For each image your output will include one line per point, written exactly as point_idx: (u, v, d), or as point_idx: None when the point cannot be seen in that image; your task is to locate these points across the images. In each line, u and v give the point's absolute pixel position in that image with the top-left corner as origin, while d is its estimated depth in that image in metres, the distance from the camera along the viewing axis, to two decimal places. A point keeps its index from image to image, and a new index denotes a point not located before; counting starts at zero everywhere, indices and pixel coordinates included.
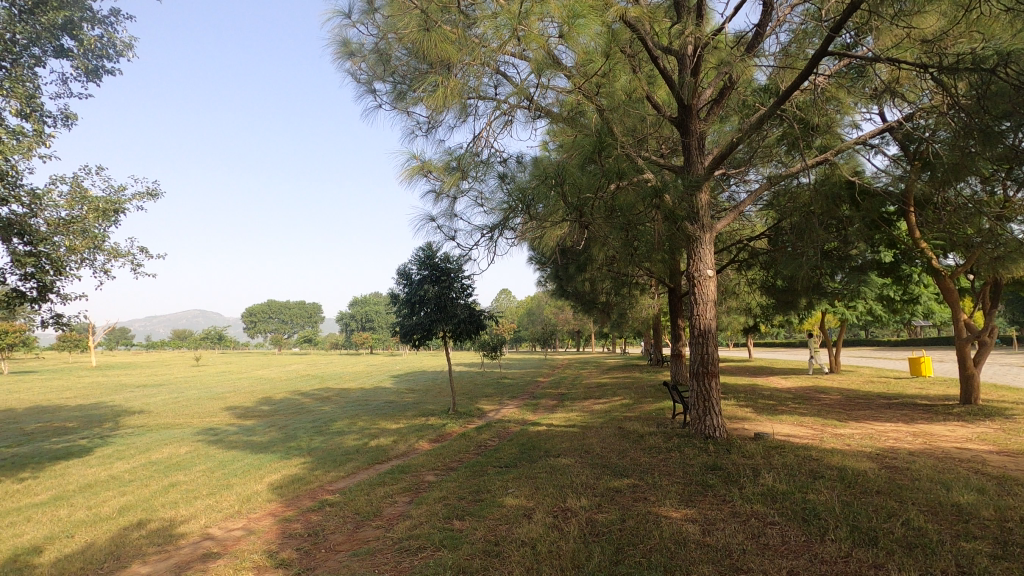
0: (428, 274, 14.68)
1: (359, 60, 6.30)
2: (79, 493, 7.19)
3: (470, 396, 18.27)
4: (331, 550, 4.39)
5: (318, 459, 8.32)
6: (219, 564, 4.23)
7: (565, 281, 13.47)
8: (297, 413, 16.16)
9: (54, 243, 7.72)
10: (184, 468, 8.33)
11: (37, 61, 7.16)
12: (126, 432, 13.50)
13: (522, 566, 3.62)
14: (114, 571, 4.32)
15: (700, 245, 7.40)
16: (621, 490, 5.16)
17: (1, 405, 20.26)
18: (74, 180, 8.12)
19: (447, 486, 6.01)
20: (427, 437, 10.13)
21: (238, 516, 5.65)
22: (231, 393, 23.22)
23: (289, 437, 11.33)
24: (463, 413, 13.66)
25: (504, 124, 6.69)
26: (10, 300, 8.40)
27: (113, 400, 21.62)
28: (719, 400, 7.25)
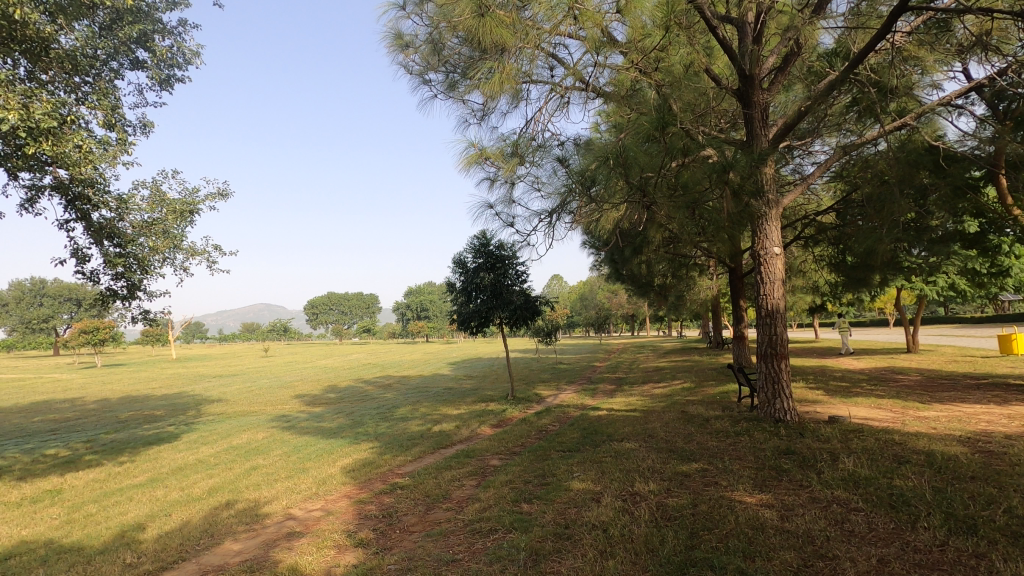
0: (483, 262, 14.86)
1: (412, 52, 6.34)
2: (172, 475, 7.77)
3: (528, 381, 18.40)
4: (406, 531, 4.55)
5: (386, 444, 8.62)
6: (303, 543, 4.48)
7: (620, 264, 13.24)
8: (362, 400, 16.78)
9: (139, 244, 8.27)
10: (262, 452, 8.84)
11: (116, 74, 7.66)
12: (208, 419, 14.45)
13: (596, 549, 3.63)
14: (210, 547, 4.65)
15: (767, 222, 7.12)
16: (690, 475, 5.08)
17: (97, 395, 22.11)
18: (154, 184, 8.66)
19: (512, 470, 6.09)
20: (489, 422, 10.28)
21: (317, 497, 5.94)
22: (300, 382, 24.44)
23: (356, 423, 11.80)
24: (522, 399, 13.78)
25: (559, 106, 6.63)
26: (103, 299, 9.08)
27: (194, 390, 23.17)
28: (789, 382, 6.96)
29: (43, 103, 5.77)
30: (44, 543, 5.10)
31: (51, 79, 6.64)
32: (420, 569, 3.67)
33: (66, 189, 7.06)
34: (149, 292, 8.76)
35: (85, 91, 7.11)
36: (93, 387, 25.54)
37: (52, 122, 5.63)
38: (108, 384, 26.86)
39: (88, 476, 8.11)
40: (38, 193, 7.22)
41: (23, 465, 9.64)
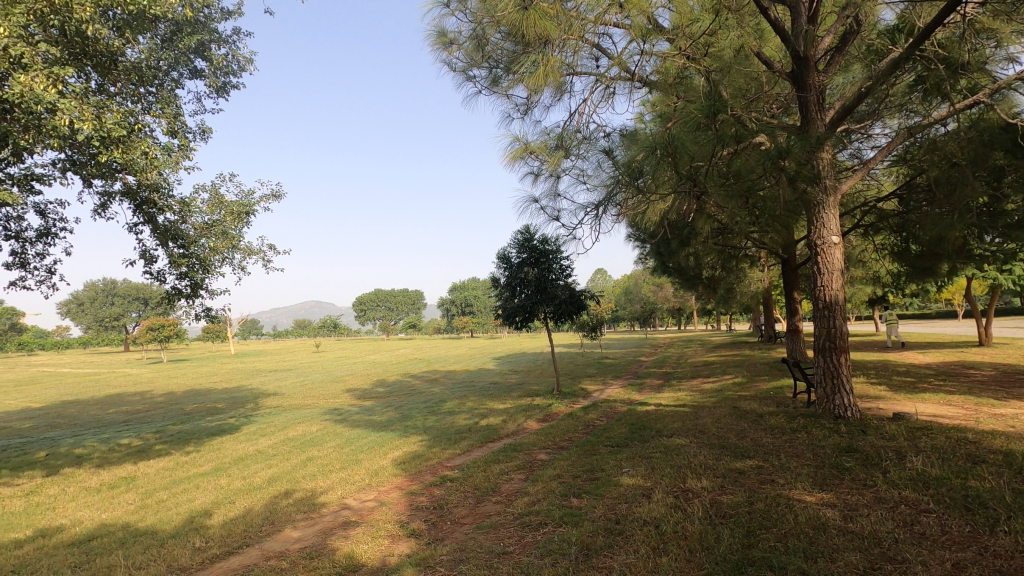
0: (527, 257, 14.88)
1: (455, 49, 6.38)
2: (235, 465, 8.16)
3: (573, 376, 18.33)
4: (456, 523, 4.62)
5: (435, 437, 8.77)
6: (358, 532, 4.61)
7: (667, 257, 12.95)
8: (410, 394, 17.14)
9: (201, 245, 8.69)
10: (317, 444, 9.14)
11: (177, 83, 8.05)
12: (266, 412, 15.10)
13: (648, 545, 3.59)
14: (271, 534, 4.85)
15: (824, 209, 6.84)
16: (744, 472, 4.94)
17: (164, 389, 23.47)
18: (213, 187, 9.06)
19: (560, 465, 6.07)
20: (535, 416, 10.31)
21: (370, 488, 6.11)
22: (350, 376, 25.18)
23: (405, 416, 12.05)
24: (567, 393, 13.73)
25: (605, 97, 6.54)
26: (169, 298, 9.59)
27: (253, 384, 24.22)
28: (849, 377, 6.65)
29: (113, 114, 6.13)
30: (121, 527, 5.45)
31: (119, 91, 7.04)
32: (472, 561, 3.72)
33: (135, 195, 7.49)
34: (211, 291, 9.19)
35: (150, 101, 7.50)
36: (160, 381, 27.12)
37: (122, 131, 5.97)
38: (174, 378, 28.43)
39: (159, 465, 8.62)
40: (110, 198, 7.69)
41: (101, 453, 10.33)
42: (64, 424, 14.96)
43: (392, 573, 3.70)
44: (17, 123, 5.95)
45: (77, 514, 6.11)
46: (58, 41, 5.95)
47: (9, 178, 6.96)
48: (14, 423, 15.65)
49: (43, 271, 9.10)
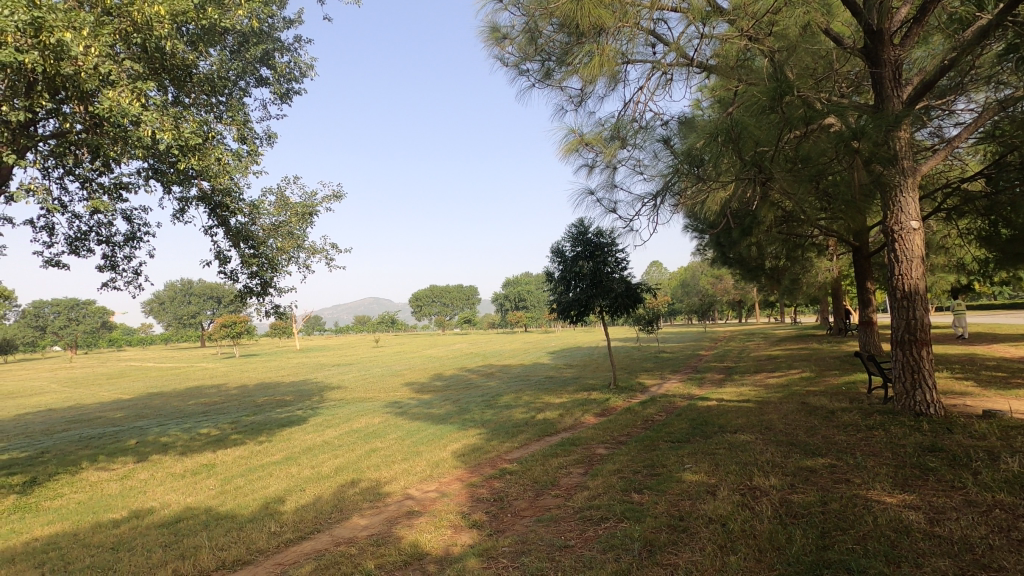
0: (582, 250, 14.76)
1: (507, 44, 6.36)
2: (304, 454, 8.55)
3: (630, 370, 18.07)
4: (517, 515, 4.66)
5: (493, 430, 8.87)
6: (422, 521, 4.74)
7: (727, 248, 12.51)
8: (466, 388, 17.41)
9: (269, 245, 9.13)
10: (380, 436, 9.44)
11: (244, 91, 8.44)
12: (330, 404, 15.72)
13: (714, 543, 3.49)
14: (340, 521, 5.06)
15: (901, 192, 6.42)
16: (816, 470, 4.72)
17: (237, 382, 24.87)
18: (279, 190, 9.47)
19: (619, 460, 6.00)
20: (593, 411, 10.24)
21: (432, 479, 6.26)
22: (409, 370, 25.86)
23: (463, 410, 12.25)
24: (624, 388, 13.53)
25: (662, 84, 6.38)
26: (241, 296, 10.14)
27: (317, 378, 25.29)
28: (931, 372, 6.22)
29: (190, 123, 6.52)
30: (205, 510, 5.83)
31: (194, 101, 7.47)
32: (534, 553, 3.74)
33: (210, 200, 7.94)
34: (279, 289, 9.64)
35: (221, 110, 7.92)
36: (233, 375, 28.79)
37: (198, 139, 6.34)
38: (246, 372, 30.11)
39: (235, 453, 9.16)
40: (187, 203, 8.19)
41: (183, 441, 11.07)
42: (151, 414, 16.14)
43: (456, 562, 3.78)
44: (107, 136, 6.43)
45: (165, 498, 6.58)
46: (140, 57, 6.36)
47: (99, 186, 7.54)
48: (108, 413, 17.03)
49: (129, 273, 9.82)
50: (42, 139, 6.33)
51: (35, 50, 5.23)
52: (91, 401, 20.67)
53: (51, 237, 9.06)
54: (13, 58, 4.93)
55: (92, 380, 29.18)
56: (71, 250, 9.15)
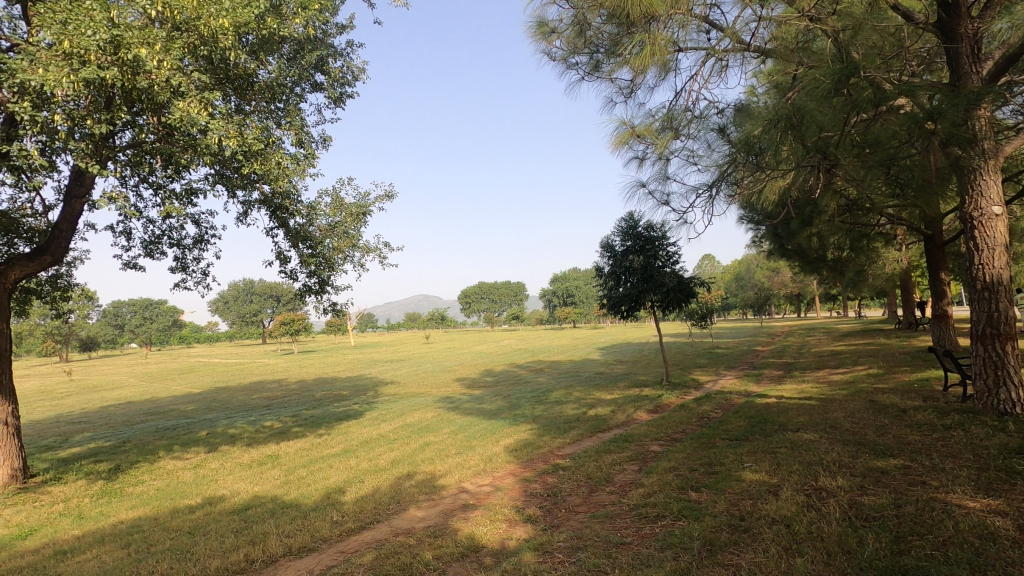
0: (632, 245, 14.54)
1: (555, 38, 6.32)
2: (361, 447, 8.83)
3: (683, 366, 17.66)
4: (571, 510, 4.65)
5: (544, 426, 8.88)
6: (477, 515, 4.81)
7: (785, 239, 12.01)
8: (516, 384, 17.49)
9: (326, 245, 9.46)
10: (433, 430, 9.62)
11: (301, 97, 8.75)
12: (385, 399, 16.16)
13: (778, 545, 3.38)
14: (398, 512, 5.20)
15: (982, 176, 5.99)
16: (888, 472, 4.47)
17: (296, 378, 25.89)
18: (335, 192, 9.76)
19: (675, 457, 5.89)
20: (645, 407, 10.09)
21: (485, 473, 6.34)
22: (459, 366, 26.22)
23: (514, 405, 12.32)
24: (678, 384, 13.25)
25: (717, 71, 6.20)
26: (300, 294, 10.55)
27: (371, 373, 26.02)
28: (1017, 369, 5.78)
29: (252, 129, 6.82)
30: (271, 499, 6.12)
31: (256, 109, 7.82)
32: (590, 549, 3.72)
33: (271, 203, 8.30)
34: (336, 287, 9.97)
35: (280, 115, 8.25)
36: (293, 370, 29.99)
37: (260, 144, 6.63)
38: (304, 368, 31.28)
39: (297, 445, 9.57)
40: (250, 206, 8.59)
41: (250, 433, 11.65)
42: (219, 407, 17.05)
43: (511, 555, 3.81)
44: (179, 145, 6.83)
45: (235, 486, 6.95)
46: (207, 69, 6.71)
47: (172, 193, 8.02)
48: (181, 405, 18.12)
49: (198, 273, 10.39)
50: (120, 149, 6.78)
51: (115, 66, 5.60)
52: (166, 395, 22.06)
53: (130, 241, 9.70)
54: (95, 75, 5.31)
55: (166, 375, 31.14)
56: (146, 252, 9.78)
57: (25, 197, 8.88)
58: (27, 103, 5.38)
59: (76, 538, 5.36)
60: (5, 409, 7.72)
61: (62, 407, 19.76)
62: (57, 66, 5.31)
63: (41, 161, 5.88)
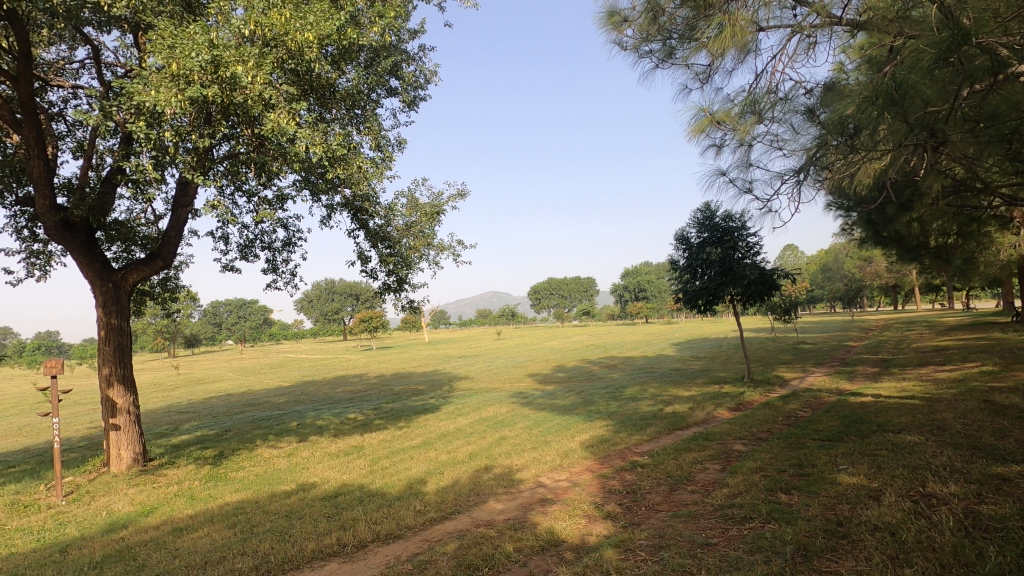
0: (709, 236, 14.03)
1: (626, 26, 6.17)
2: (439, 440, 9.11)
3: (765, 363, 16.84)
4: (652, 508, 4.56)
5: (620, 423, 8.76)
6: (556, 509, 4.83)
7: (881, 226, 11.11)
8: (589, 380, 17.37)
9: (403, 245, 9.82)
10: (508, 425, 9.74)
11: (377, 103, 9.09)
12: (460, 394, 16.55)
13: (882, 553, 3.16)
14: (478, 504, 5.32)
15: None
16: (1010, 480, 4.04)
17: (376, 372, 27.09)
18: (410, 192, 10.05)
19: (761, 457, 5.62)
20: (726, 405, 9.70)
21: (562, 469, 6.34)
22: (531, 362, 26.35)
23: (588, 401, 12.25)
24: (760, 381, 12.66)
25: (803, 49, 5.85)
26: (380, 292, 11.01)
27: (446, 368, 26.71)
28: None
29: (336, 137, 7.18)
30: (358, 487, 6.45)
31: (337, 116, 8.21)
32: (674, 548, 3.64)
33: (352, 205, 8.69)
34: (413, 285, 10.31)
35: (358, 122, 8.61)
36: (373, 366, 31.40)
37: (343, 150, 6.96)
38: (383, 363, 32.63)
39: (380, 437, 10.01)
40: (332, 210, 9.05)
41: (335, 425, 12.29)
42: (308, 400, 18.14)
43: (593, 551, 3.80)
44: (270, 154, 7.31)
45: (325, 474, 7.38)
46: (293, 81, 7.10)
47: (264, 200, 8.61)
48: (273, 398, 19.44)
49: (287, 275, 11.09)
50: (219, 161, 7.34)
51: (215, 83, 6.08)
52: (260, 388, 23.72)
53: (227, 245, 10.51)
54: (198, 93, 5.79)
55: (259, 370, 33.49)
56: (241, 256, 10.54)
57: (139, 208, 9.82)
58: (143, 122, 5.94)
59: (189, 516, 5.89)
60: (127, 399, 8.53)
61: (172, 398, 21.75)
62: (167, 88, 5.85)
63: (153, 175, 6.48)
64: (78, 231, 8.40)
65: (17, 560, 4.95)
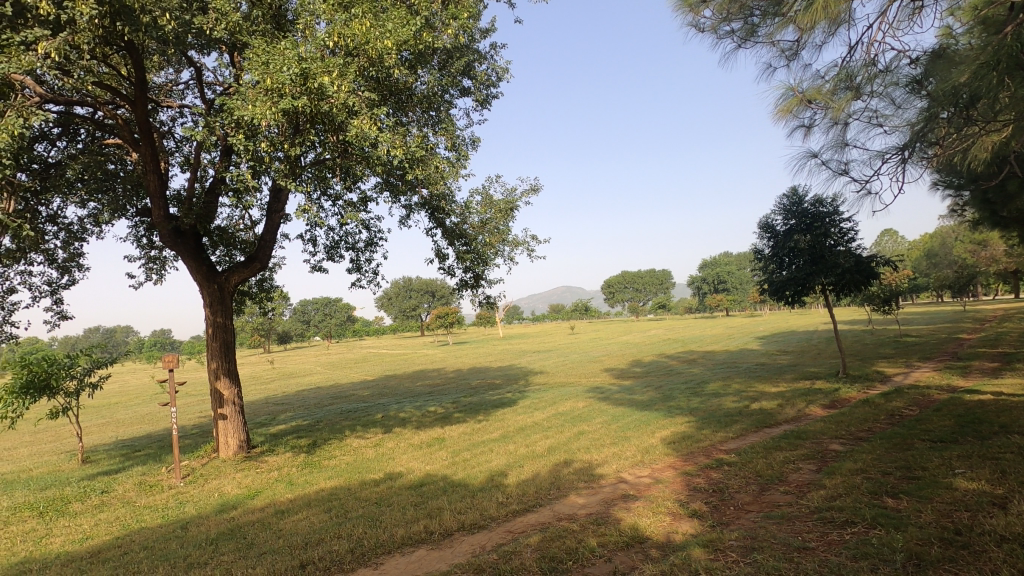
0: (796, 223, 13.24)
1: (703, 7, 5.91)
2: (518, 433, 9.22)
3: (863, 357, 15.66)
4: (741, 509, 4.38)
5: (703, 419, 8.47)
6: (639, 506, 4.76)
7: (999, 205, 9.98)
8: (668, 375, 16.92)
9: (479, 242, 10.01)
10: (586, 420, 9.68)
11: (451, 103, 9.28)
12: (536, 388, 16.66)
13: (1011, 566, 2.86)
14: (560, 498, 5.34)
15: None
16: None
17: (453, 367, 27.81)
18: (485, 190, 10.19)
19: (862, 458, 5.25)
20: (819, 402, 9.12)
21: (644, 464, 6.23)
22: (606, 357, 26.05)
23: (667, 397, 11.94)
24: (858, 377, 11.79)
25: (907, 15, 5.37)
26: (458, 289, 11.26)
27: (521, 363, 26.95)
28: None
29: (414, 139, 7.41)
30: (442, 477, 6.67)
31: (415, 119, 8.46)
32: (768, 551, 3.48)
33: (430, 205, 8.96)
34: (489, 280, 10.48)
35: (434, 123, 8.84)
36: (450, 360, 32.29)
37: (421, 151, 7.17)
38: (460, 358, 33.46)
39: (460, 430, 10.28)
40: (411, 210, 9.36)
41: (417, 417, 12.75)
42: (391, 393, 18.93)
43: (680, 550, 3.70)
44: (354, 159, 7.68)
45: (410, 464, 7.69)
46: (374, 87, 7.38)
47: (349, 203, 9.05)
48: (358, 391, 20.45)
49: (370, 274, 11.61)
50: (309, 168, 7.79)
51: (304, 95, 6.46)
52: (347, 381, 25.05)
53: (315, 247, 11.15)
54: (289, 104, 6.18)
55: (345, 364, 35.36)
56: (328, 257, 11.16)
57: (238, 214, 10.63)
58: (243, 135, 6.42)
59: (290, 500, 6.34)
60: (233, 391, 9.28)
61: (270, 390, 23.47)
62: (262, 102, 6.28)
63: (252, 184, 6.99)
64: (188, 238, 9.20)
65: (147, 533, 5.54)
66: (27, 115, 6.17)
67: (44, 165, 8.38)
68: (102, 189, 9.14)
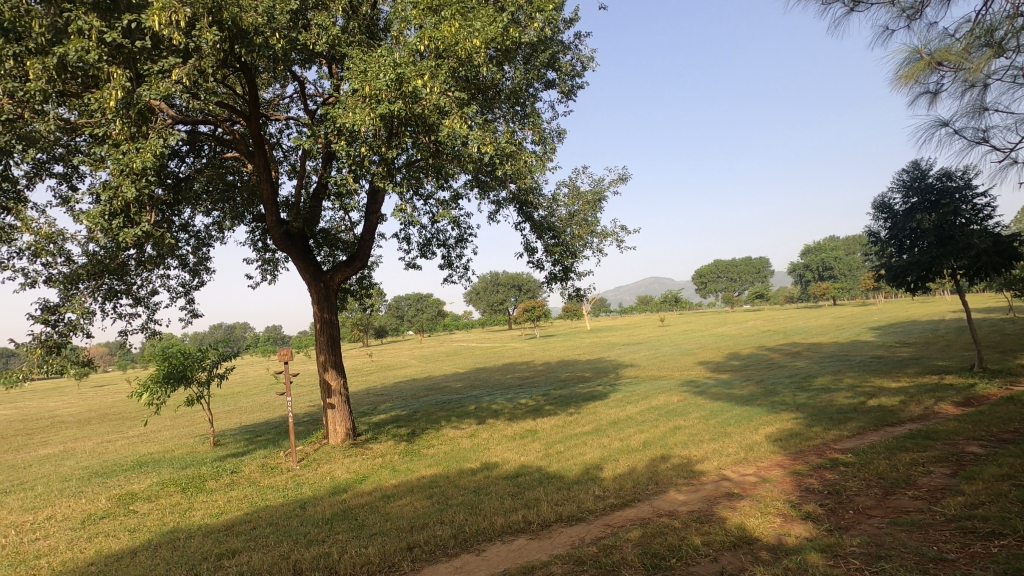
0: (919, 201, 11.96)
1: None
2: (611, 427, 9.11)
3: (1004, 349, 13.83)
4: (862, 513, 4.05)
5: (812, 416, 7.91)
6: (745, 505, 4.54)
7: None
8: (770, 368, 15.96)
9: (568, 234, 9.97)
10: (682, 414, 9.37)
11: (537, 96, 9.28)
12: (627, 382, 16.36)
13: None
14: (658, 494, 5.21)
15: None
16: None
17: (542, 360, 27.99)
18: (572, 181, 10.12)
19: (1008, 462, 4.65)
20: (951, 399, 8.19)
21: (748, 463, 5.93)
22: (700, 350, 25.04)
23: (770, 391, 11.28)
24: (998, 371, 10.46)
25: None
26: (546, 282, 11.31)
27: (611, 356, 26.58)
28: None
29: (503, 135, 7.51)
30: (537, 469, 6.74)
31: (502, 115, 8.56)
32: (897, 559, 3.19)
33: (518, 199, 9.04)
34: (578, 273, 10.42)
35: (521, 117, 8.90)
36: (538, 353, 32.51)
37: (510, 147, 7.25)
38: (548, 351, 33.57)
39: (552, 422, 10.33)
40: (500, 205, 9.50)
41: (509, 409, 12.97)
42: (483, 385, 19.40)
43: (794, 553, 3.49)
44: (445, 158, 7.92)
45: (505, 455, 7.85)
46: (463, 86, 7.56)
47: (441, 201, 9.35)
48: (451, 383, 21.14)
49: (460, 269, 11.94)
50: (403, 168, 8.14)
51: (399, 98, 6.74)
52: (441, 374, 25.97)
53: (409, 245, 11.62)
54: (386, 109, 6.48)
55: (439, 357, 36.72)
56: (421, 253, 11.60)
57: (339, 216, 11.33)
58: (345, 141, 6.83)
59: (395, 485, 6.71)
60: (340, 382, 9.92)
61: (371, 382, 24.90)
62: (362, 108, 6.63)
63: (353, 186, 7.42)
64: (297, 240, 9.94)
65: (271, 511, 6.08)
66: (164, 135, 6.93)
67: (177, 179, 9.36)
68: (224, 198, 10.10)
